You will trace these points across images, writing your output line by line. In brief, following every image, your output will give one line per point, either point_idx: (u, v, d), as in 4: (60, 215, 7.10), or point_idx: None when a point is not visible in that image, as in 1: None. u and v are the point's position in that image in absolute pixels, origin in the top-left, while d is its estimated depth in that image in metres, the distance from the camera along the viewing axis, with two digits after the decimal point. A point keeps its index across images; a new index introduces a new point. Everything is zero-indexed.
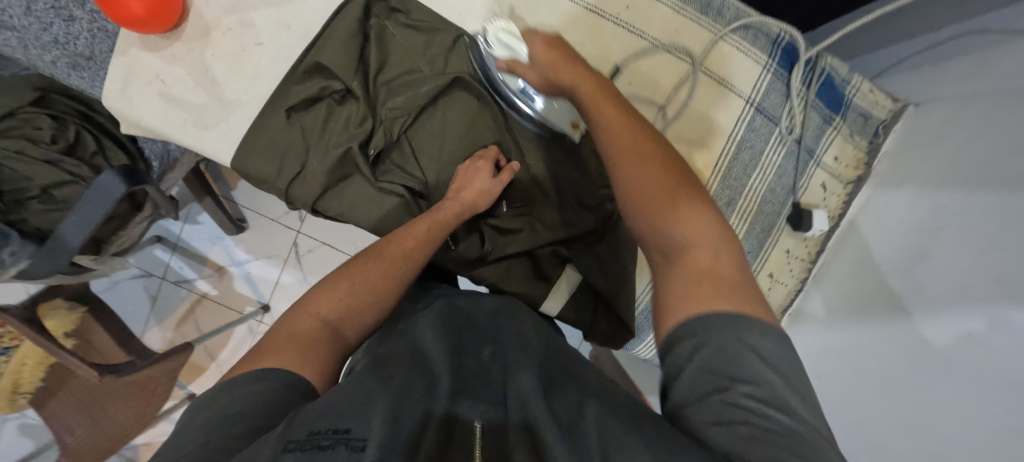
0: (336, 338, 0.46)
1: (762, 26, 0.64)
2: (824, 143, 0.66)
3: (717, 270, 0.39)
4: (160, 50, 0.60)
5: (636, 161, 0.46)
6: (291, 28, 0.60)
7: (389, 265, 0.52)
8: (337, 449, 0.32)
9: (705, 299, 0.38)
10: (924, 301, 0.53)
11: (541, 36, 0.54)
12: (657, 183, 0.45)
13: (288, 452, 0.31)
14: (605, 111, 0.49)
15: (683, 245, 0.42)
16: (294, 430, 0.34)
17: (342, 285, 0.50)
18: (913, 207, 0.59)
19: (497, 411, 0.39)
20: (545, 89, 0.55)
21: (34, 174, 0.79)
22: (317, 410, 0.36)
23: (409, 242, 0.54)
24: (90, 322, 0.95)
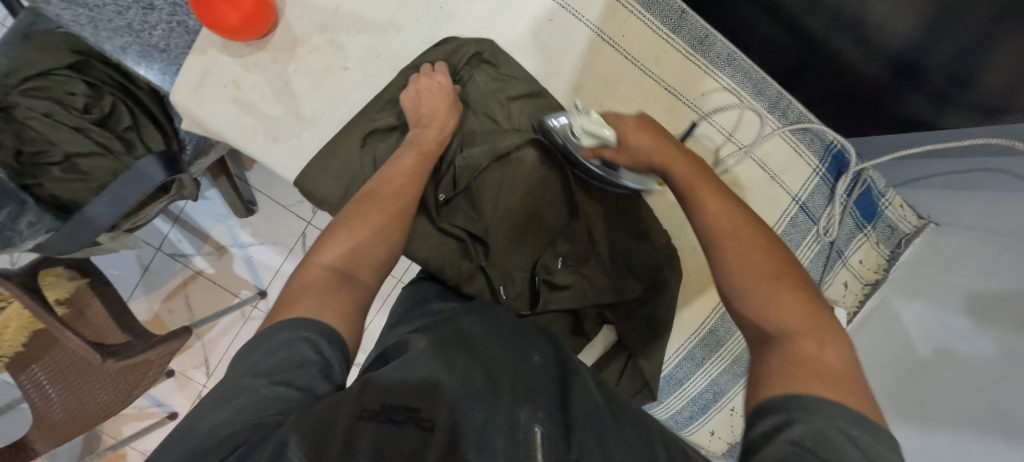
0: (349, 279, 0.45)
1: (818, 133, 0.68)
2: (852, 246, 0.72)
3: (823, 363, 0.37)
4: (242, 56, 0.58)
5: (732, 244, 0.45)
6: (380, 57, 0.60)
7: (383, 204, 0.50)
8: (408, 425, 0.34)
9: (804, 384, 0.35)
10: (930, 417, 0.58)
11: (631, 119, 0.56)
12: (761, 271, 0.43)
13: (364, 419, 0.33)
14: (697, 193, 0.49)
15: (786, 336, 0.39)
16: (366, 401, 0.35)
17: (342, 229, 0.48)
18: (925, 321, 0.64)
19: (555, 426, 0.39)
20: (637, 170, 0.56)
21: (59, 140, 0.75)
22: (389, 388, 0.38)
23: (398, 180, 0.52)
24: (88, 294, 0.90)
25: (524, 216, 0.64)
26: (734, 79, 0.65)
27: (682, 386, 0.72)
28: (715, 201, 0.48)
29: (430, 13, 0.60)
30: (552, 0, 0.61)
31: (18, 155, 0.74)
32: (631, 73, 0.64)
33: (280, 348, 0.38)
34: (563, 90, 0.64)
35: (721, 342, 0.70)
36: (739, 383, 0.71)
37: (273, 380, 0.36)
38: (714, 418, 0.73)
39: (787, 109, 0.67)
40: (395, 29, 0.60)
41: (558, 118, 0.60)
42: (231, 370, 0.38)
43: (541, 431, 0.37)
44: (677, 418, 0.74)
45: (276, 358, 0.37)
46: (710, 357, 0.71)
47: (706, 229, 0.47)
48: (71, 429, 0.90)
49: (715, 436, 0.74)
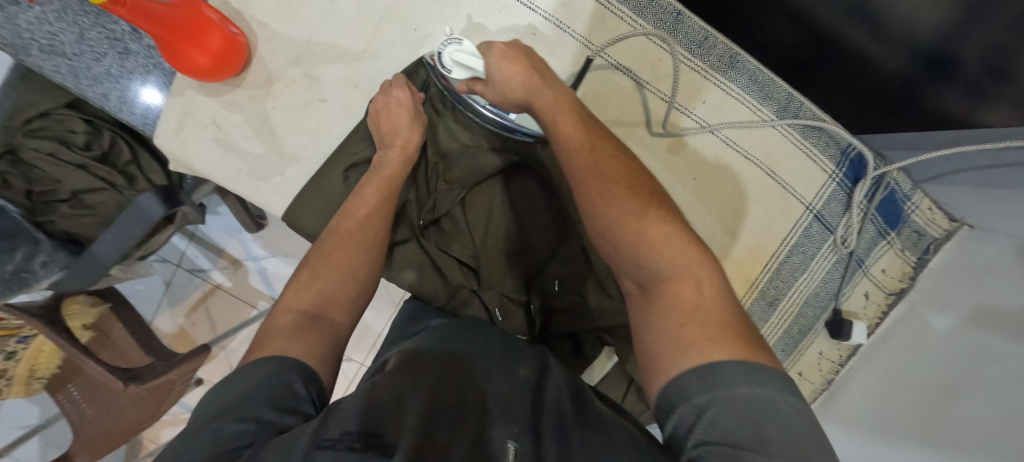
0: (319, 320, 0.44)
1: (834, 136, 0.62)
2: (874, 254, 0.66)
3: (705, 309, 0.37)
4: (220, 96, 0.57)
5: (603, 194, 0.44)
6: (358, 87, 0.58)
7: (345, 239, 0.49)
8: (368, 452, 0.32)
9: (702, 355, 0.35)
10: (955, 440, 0.55)
11: (497, 48, 0.51)
12: (620, 204, 0.43)
13: (322, 450, 0.31)
14: (562, 131, 0.48)
15: (664, 279, 0.40)
16: (328, 429, 0.33)
17: (306, 273, 0.47)
18: (954, 337, 0.60)
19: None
20: (510, 107, 0.53)
21: (66, 178, 0.76)
22: (352, 414, 0.35)
23: (359, 211, 0.51)
24: (110, 317, 0.94)
25: (515, 241, 0.61)
26: (738, 84, 0.60)
27: None
28: (580, 138, 0.47)
29: (406, 37, 0.58)
30: (534, 14, 0.58)
31: (29, 194, 0.76)
32: (622, 87, 0.60)
33: (253, 381, 0.37)
34: None
35: None
36: None
37: (238, 417, 0.34)
38: None
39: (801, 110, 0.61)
40: (371, 56, 0.57)
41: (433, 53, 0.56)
42: (215, 396, 0.37)
43: (512, 448, 0.36)
44: None
45: (251, 392, 0.36)
46: None
47: (578, 174, 0.46)
48: (105, 443, 0.93)
49: None
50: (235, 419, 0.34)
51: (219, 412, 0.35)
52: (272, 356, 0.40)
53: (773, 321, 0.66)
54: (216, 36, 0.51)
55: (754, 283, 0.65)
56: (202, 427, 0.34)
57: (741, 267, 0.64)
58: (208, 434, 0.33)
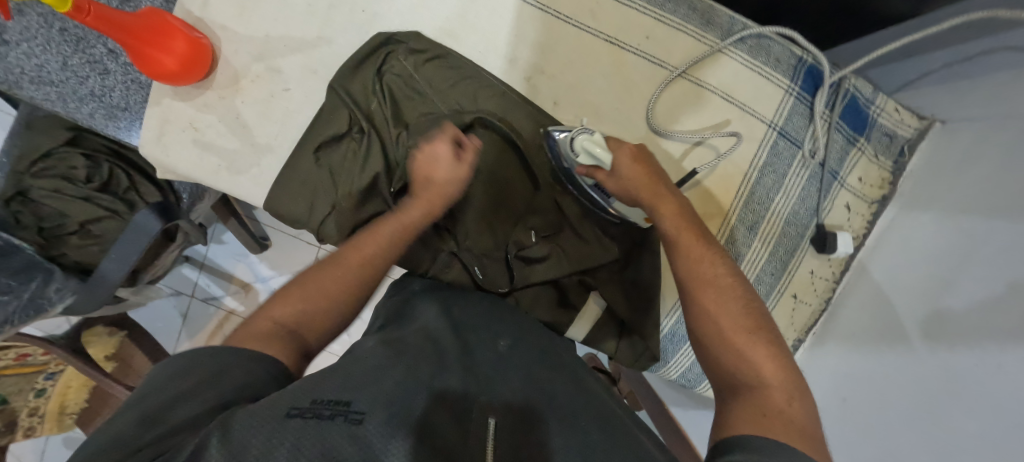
0: (297, 339, 0.43)
1: (784, 52, 0.62)
2: (848, 164, 0.66)
3: (790, 417, 0.38)
4: (193, 99, 0.61)
5: (717, 295, 0.46)
6: (317, 73, 0.61)
7: (346, 271, 0.48)
8: (337, 419, 0.33)
9: (765, 430, 0.37)
10: (950, 330, 0.53)
11: (628, 150, 0.56)
12: (732, 319, 0.45)
13: (291, 418, 0.32)
14: (683, 242, 0.50)
15: (754, 386, 0.41)
16: (297, 398, 0.34)
17: (296, 289, 0.46)
18: (939, 233, 0.58)
19: (514, 414, 0.40)
20: (624, 201, 0.57)
21: (71, 211, 0.81)
22: (319, 384, 0.37)
23: (367, 247, 0.50)
24: (129, 345, 0.97)
25: (485, 200, 0.62)
26: (678, 15, 0.61)
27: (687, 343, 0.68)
28: (701, 255, 0.49)
29: (355, 20, 0.61)
30: None
31: (40, 231, 0.82)
32: (567, 33, 0.61)
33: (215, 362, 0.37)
34: (500, 65, 0.62)
35: None
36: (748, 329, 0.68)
37: (202, 397, 0.35)
38: None
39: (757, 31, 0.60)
40: (325, 42, 0.61)
41: (562, 131, 0.59)
42: (167, 383, 0.36)
43: (494, 423, 0.37)
44: (688, 376, 0.70)
45: (211, 377, 0.36)
46: None
47: (689, 278, 0.48)
48: None
49: None
50: (197, 401, 0.34)
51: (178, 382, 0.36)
52: (242, 364, 0.38)
53: (757, 244, 0.65)
54: (180, 40, 0.56)
55: (729, 211, 0.64)
56: (171, 391, 0.35)
57: (714, 196, 0.64)
58: (185, 407, 0.34)
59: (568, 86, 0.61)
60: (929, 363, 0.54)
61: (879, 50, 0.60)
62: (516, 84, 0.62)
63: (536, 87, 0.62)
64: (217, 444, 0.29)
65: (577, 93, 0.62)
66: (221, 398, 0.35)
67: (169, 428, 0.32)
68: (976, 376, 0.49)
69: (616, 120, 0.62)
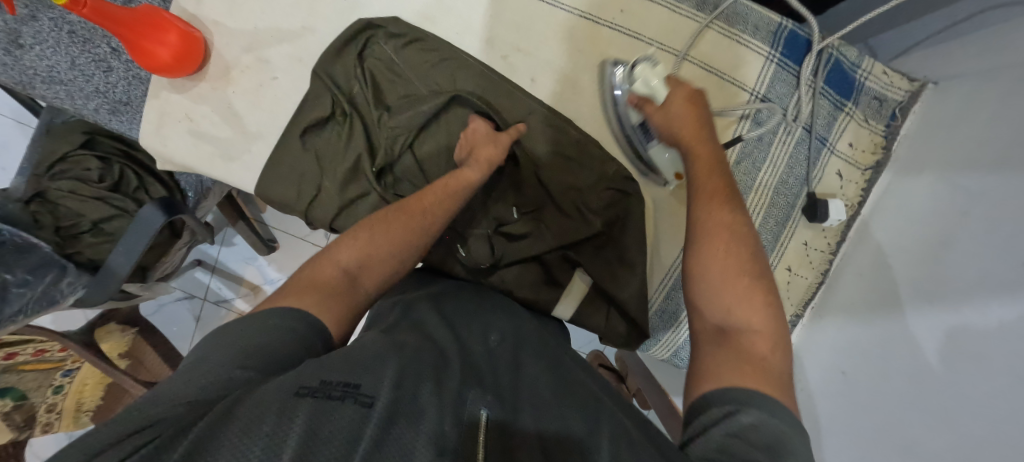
0: (355, 288, 0.44)
1: (761, 19, 0.61)
2: (836, 130, 0.64)
3: (771, 366, 0.38)
4: (188, 91, 0.65)
5: (730, 239, 0.44)
6: (303, 61, 0.64)
7: (407, 223, 0.49)
8: (347, 401, 0.33)
9: (747, 378, 0.36)
10: (952, 290, 0.50)
11: (686, 90, 0.55)
12: (736, 262, 0.43)
13: (302, 398, 0.32)
14: (706, 186, 0.48)
15: (738, 329, 0.40)
16: (306, 377, 0.34)
17: (361, 234, 0.48)
18: (935, 192, 0.55)
19: (503, 407, 0.39)
20: (664, 138, 0.55)
21: (86, 211, 0.86)
22: (333, 364, 0.36)
23: (429, 203, 0.51)
24: (142, 343, 1.02)
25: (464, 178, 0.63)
26: None
27: (677, 320, 0.67)
28: (721, 203, 0.47)
29: (338, 9, 0.64)
30: None
31: (58, 231, 0.86)
32: (542, 11, 0.62)
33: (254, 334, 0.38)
34: (478, 46, 0.63)
35: None
36: None
37: (242, 364, 0.35)
38: None
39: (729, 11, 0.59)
40: (311, 32, 0.64)
41: (622, 65, 0.60)
42: (223, 347, 0.37)
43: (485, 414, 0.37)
44: (682, 355, 0.69)
45: (257, 347, 0.36)
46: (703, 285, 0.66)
47: (704, 219, 0.46)
48: None
49: None
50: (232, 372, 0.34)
51: (232, 345, 0.37)
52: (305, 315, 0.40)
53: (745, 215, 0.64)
54: (173, 33, 0.59)
55: None
56: (201, 363, 0.35)
57: None
58: (229, 373, 0.34)
59: (545, 63, 0.62)
60: (932, 326, 0.51)
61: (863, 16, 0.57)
62: (494, 64, 0.63)
63: (514, 66, 0.63)
64: (227, 426, 0.29)
65: (554, 69, 0.62)
66: (260, 372, 0.35)
67: (192, 395, 0.32)
68: (980, 335, 0.45)
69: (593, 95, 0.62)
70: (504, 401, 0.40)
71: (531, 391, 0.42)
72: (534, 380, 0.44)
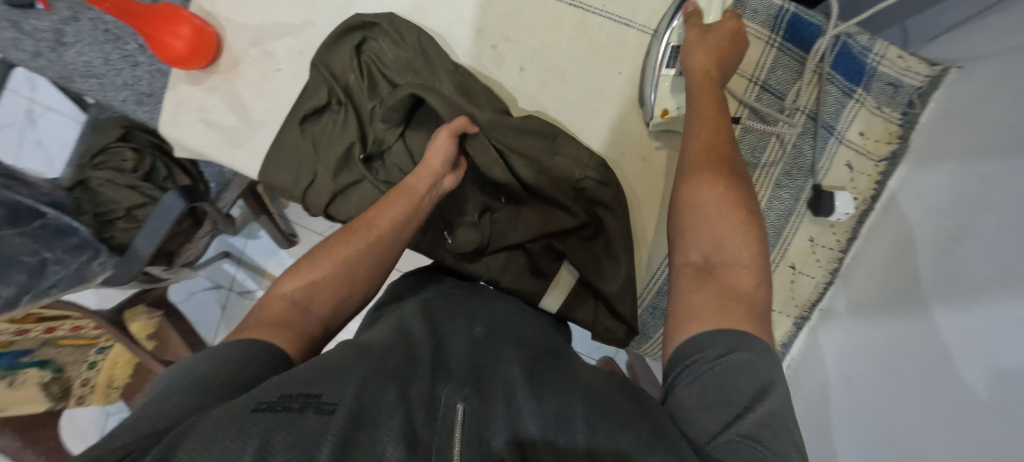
0: (307, 315, 0.44)
1: (759, 1, 0.57)
2: (845, 118, 0.58)
3: (752, 299, 0.39)
4: (201, 82, 0.69)
5: (730, 176, 0.44)
6: (303, 53, 0.67)
7: (355, 244, 0.48)
8: (307, 410, 0.30)
9: (723, 316, 0.37)
10: (968, 286, 0.44)
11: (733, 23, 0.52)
12: (729, 199, 0.43)
13: (259, 412, 0.30)
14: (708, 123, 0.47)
15: (723, 264, 0.40)
16: (265, 392, 0.32)
17: (308, 264, 0.47)
18: (953, 179, 0.49)
19: (478, 397, 0.36)
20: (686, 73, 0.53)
21: (120, 199, 0.93)
22: (293, 377, 0.34)
23: (378, 221, 0.50)
24: (166, 325, 1.09)
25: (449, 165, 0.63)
26: None
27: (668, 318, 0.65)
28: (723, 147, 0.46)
29: (338, 3, 0.67)
30: None
31: (96, 217, 0.94)
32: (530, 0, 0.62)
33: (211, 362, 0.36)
34: (467, 37, 0.63)
35: None
36: None
37: (197, 395, 0.33)
38: None
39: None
40: (311, 25, 0.67)
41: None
42: (178, 384, 0.34)
43: (461, 409, 0.34)
44: None
45: (211, 380, 0.34)
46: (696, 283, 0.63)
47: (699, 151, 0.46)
48: None
49: None
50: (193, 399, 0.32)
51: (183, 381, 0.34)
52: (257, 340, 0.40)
53: None
54: (186, 27, 0.63)
55: None
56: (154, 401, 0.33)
57: None
58: (180, 400, 0.32)
59: (533, 51, 0.62)
60: (946, 326, 0.45)
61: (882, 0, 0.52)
62: (483, 53, 0.63)
63: (502, 55, 0.63)
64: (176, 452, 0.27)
65: (542, 57, 0.62)
66: (219, 398, 0.33)
67: (145, 427, 0.29)
68: (1001, 337, 0.39)
69: (582, 83, 0.62)
70: (480, 391, 0.37)
71: (493, 369, 0.40)
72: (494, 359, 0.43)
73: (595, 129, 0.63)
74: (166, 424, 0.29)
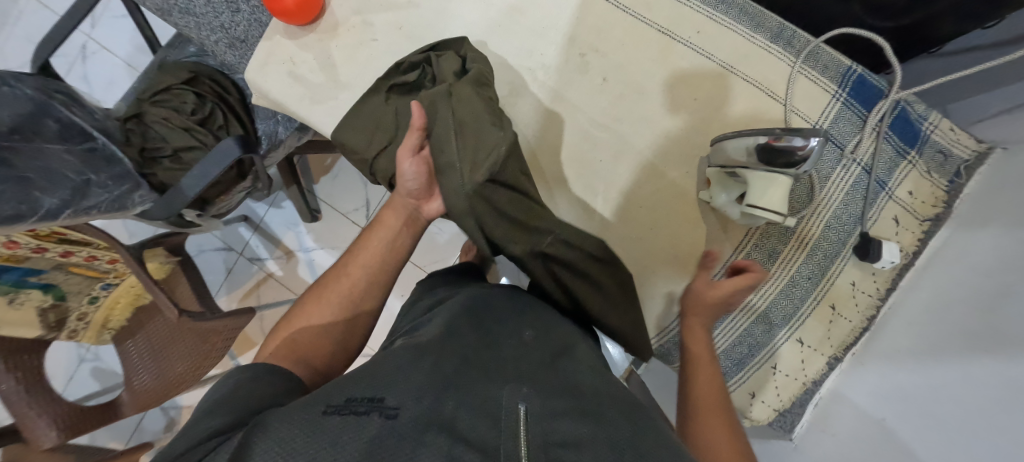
0: (300, 359, 0.55)
1: (831, 60, 0.63)
2: (897, 176, 0.62)
3: None
4: (297, 38, 0.72)
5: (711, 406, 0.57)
6: (401, 29, 0.71)
7: (335, 299, 0.60)
8: (372, 414, 0.38)
9: None
10: (1012, 340, 0.45)
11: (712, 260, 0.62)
12: (715, 429, 0.55)
13: (328, 414, 0.37)
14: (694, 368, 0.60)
15: None
16: (334, 397, 0.40)
17: (299, 319, 0.59)
18: (1001, 245, 0.52)
19: (540, 397, 0.44)
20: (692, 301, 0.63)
21: (172, 138, 0.95)
22: (355, 382, 0.42)
23: (354, 276, 0.61)
24: (178, 273, 1.07)
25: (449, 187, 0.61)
26: (730, 17, 0.64)
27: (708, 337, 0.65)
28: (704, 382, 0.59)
29: None
30: None
31: (141, 151, 0.94)
32: (625, 20, 0.66)
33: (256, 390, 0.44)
34: (559, 42, 0.67)
35: (751, 284, 0.63)
36: (779, 335, 0.64)
37: (241, 407, 0.41)
38: (754, 376, 0.64)
39: (817, 137, 0.49)
40: (414, 6, 0.70)
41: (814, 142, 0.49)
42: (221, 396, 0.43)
43: (523, 409, 0.42)
44: None
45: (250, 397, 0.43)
46: (740, 302, 0.64)
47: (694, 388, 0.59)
48: (156, 396, 1.06)
49: (758, 401, 0.64)
50: (226, 416, 0.40)
51: (231, 395, 0.43)
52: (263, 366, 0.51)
53: (793, 244, 0.63)
54: None
55: None
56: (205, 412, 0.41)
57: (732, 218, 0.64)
58: (222, 409, 0.40)
59: (618, 66, 0.66)
60: (989, 376, 0.45)
61: (948, 75, 0.57)
62: (571, 60, 0.67)
63: (589, 64, 0.67)
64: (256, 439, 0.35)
65: (626, 73, 0.66)
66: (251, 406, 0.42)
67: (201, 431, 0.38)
68: None
69: (659, 104, 0.66)
70: (541, 391, 0.45)
71: (543, 373, 0.49)
72: (531, 357, 0.51)
73: (663, 147, 0.66)
74: (224, 425, 0.38)
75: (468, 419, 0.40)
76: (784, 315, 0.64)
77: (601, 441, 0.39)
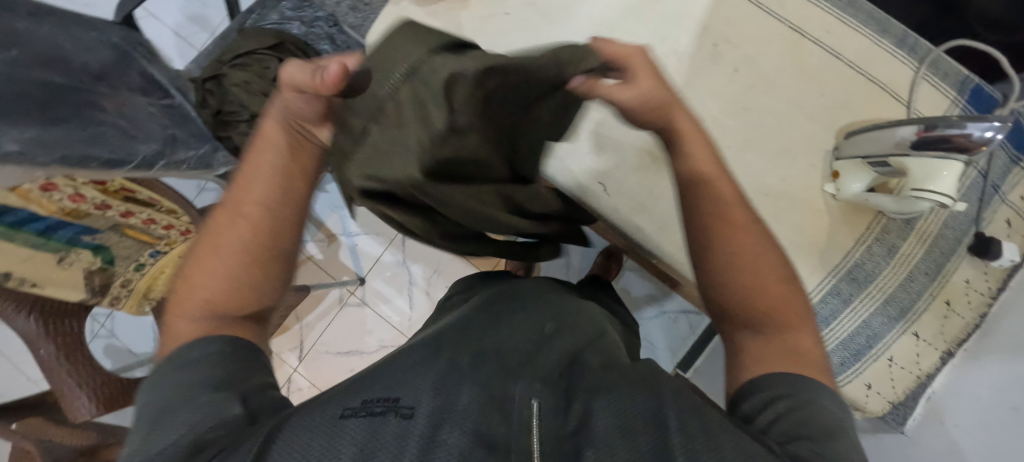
0: (215, 319, 0.46)
1: (951, 68, 0.66)
2: (1010, 180, 0.66)
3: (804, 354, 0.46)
4: (427, 6, 0.72)
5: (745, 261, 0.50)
6: (533, 5, 0.71)
7: (232, 243, 0.48)
8: (389, 415, 0.36)
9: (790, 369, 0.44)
10: None
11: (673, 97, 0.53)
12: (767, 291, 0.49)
13: (345, 418, 0.36)
14: (718, 230, 0.51)
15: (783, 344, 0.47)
16: (350, 400, 0.39)
17: (195, 278, 0.48)
18: None
19: (553, 395, 0.40)
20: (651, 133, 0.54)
21: (251, 103, 0.91)
22: (365, 388, 0.41)
23: (249, 215, 0.49)
24: None
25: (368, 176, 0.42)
26: (858, 19, 0.67)
27: (830, 326, 0.65)
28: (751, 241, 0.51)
29: None
30: None
31: (216, 114, 0.90)
32: (756, 15, 0.69)
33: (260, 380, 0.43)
34: (693, 30, 0.69)
35: (873, 276, 0.65)
36: (897, 328, 0.65)
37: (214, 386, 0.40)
38: (871, 367, 0.66)
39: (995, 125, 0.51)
40: None
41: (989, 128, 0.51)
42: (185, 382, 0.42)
43: (536, 406, 0.38)
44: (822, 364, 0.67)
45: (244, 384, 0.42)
46: (861, 293, 0.65)
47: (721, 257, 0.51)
48: None
49: (873, 393, 0.66)
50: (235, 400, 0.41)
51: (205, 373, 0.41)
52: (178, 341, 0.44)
53: (913, 239, 0.65)
54: None
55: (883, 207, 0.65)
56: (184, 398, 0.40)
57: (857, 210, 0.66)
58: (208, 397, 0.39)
59: (749, 57, 0.68)
60: None
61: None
62: (703, 48, 0.69)
63: (720, 53, 0.69)
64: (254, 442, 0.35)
65: (756, 65, 0.68)
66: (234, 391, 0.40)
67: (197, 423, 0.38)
68: None
69: (786, 96, 0.68)
70: (554, 388, 0.41)
71: (567, 366, 0.46)
72: (551, 348, 0.48)
73: (789, 137, 0.68)
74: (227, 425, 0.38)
75: (491, 411, 0.37)
76: (902, 308, 0.65)
77: (642, 412, 0.38)
